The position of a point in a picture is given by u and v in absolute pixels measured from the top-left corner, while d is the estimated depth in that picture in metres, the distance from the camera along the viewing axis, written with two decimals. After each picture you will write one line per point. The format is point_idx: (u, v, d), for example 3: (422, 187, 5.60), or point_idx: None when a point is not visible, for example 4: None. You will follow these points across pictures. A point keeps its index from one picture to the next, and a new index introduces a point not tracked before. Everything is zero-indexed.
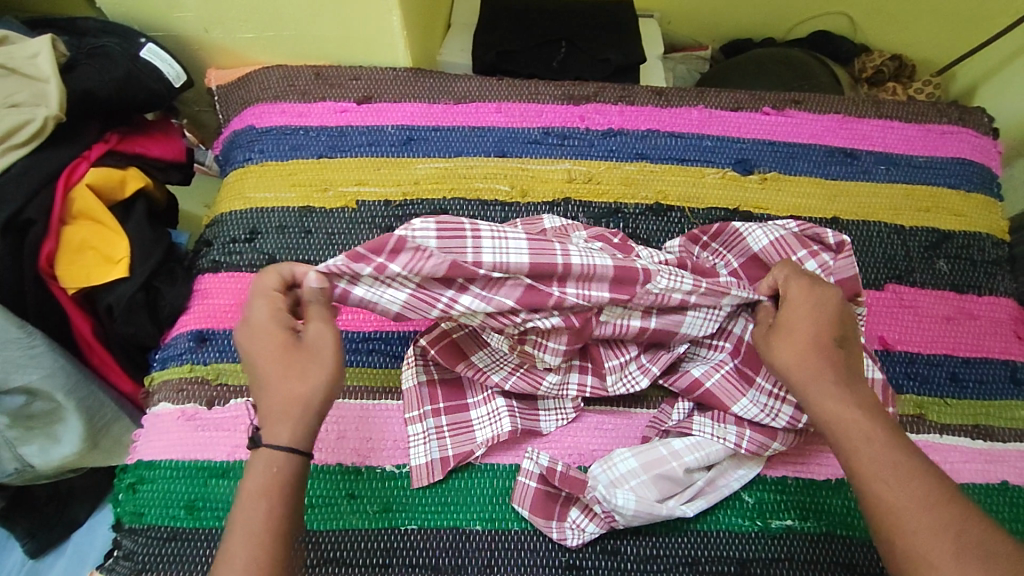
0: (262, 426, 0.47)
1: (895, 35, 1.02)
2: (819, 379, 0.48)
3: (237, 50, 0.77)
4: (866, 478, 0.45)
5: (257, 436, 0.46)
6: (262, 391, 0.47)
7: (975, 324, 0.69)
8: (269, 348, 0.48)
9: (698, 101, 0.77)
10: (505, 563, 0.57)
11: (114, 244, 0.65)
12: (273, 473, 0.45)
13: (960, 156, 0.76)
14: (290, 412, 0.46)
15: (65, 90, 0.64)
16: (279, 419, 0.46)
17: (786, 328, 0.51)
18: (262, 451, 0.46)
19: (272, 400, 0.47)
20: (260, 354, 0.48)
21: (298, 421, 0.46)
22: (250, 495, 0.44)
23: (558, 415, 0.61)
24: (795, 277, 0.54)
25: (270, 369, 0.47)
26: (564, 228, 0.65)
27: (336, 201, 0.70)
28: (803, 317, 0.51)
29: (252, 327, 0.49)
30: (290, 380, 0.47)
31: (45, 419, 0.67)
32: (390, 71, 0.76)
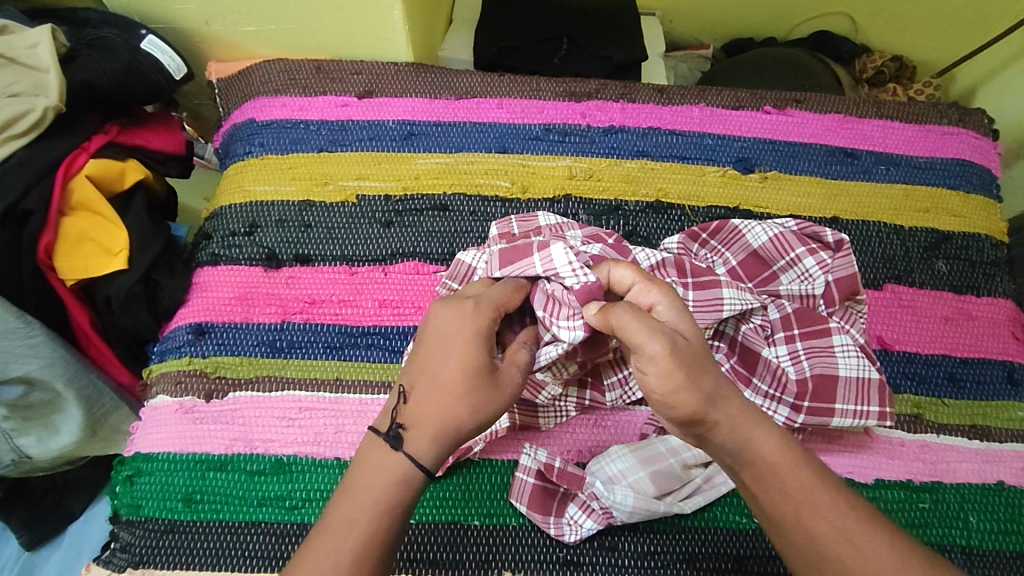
0: (405, 429, 0.44)
1: (896, 36, 1.03)
2: (727, 403, 0.44)
3: (237, 43, 0.77)
4: (804, 515, 0.42)
5: (398, 437, 0.44)
6: (428, 392, 0.45)
7: (973, 325, 0.69)
8: (474, 344, 0.46)
9: (699, 99, 0.77)
10: (503, 559, 0.57)
11: (114, 235, 0.65)
12: (395, 488, 0.43)
13: (960, 157, 0.76)
14: (439, 430, 0.44)
15: (65, 81, 0.64)
16: (427, 430, 0.44)
17: (692, 350, 0.44)
18: (396, 456, 0.43)
19: (432, 407, 0.44)
20: (445, 352, 0.46)
21: (442, 443, 0.44)
22: (370, 497, 0.42)
23: (555, 414, 0.61)
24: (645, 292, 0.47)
25: (449, 375, 0.45)
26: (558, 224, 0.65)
27: (336, 196, 0.70)
28: (688, 335, 0.45)
29: (463, 323, 0.46)
30: (461, 402, 0.44)
31: (43, 410, 0.67)
32: (391, 66, 0.76)
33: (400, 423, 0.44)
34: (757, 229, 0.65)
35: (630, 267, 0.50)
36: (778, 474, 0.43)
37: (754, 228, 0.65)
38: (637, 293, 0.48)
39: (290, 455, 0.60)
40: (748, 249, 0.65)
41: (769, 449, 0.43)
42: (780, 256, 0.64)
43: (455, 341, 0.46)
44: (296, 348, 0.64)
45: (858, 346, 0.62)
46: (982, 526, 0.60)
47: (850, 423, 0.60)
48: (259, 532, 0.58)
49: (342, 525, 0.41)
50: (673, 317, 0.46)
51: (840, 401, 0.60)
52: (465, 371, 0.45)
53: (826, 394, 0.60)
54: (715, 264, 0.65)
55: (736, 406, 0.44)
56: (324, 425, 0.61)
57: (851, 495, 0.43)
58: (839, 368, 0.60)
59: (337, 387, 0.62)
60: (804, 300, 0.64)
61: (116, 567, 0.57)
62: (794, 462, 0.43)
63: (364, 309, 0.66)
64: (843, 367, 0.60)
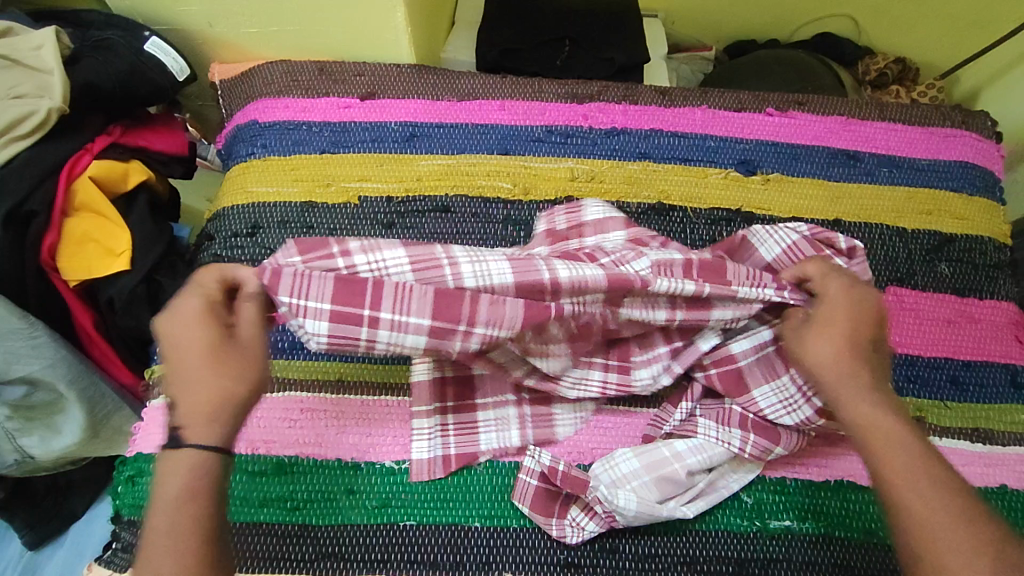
0: (182, 427, 0.47)
1: (899, 38, 1.02)
2: (854, 379, 0.50)
3: (241, 44, 0.77)
4: (881, 467, 0.47)
5: (177, 436, 0.47)
6: (186, 385, 0.48)
7: (976, 328, 0.69)
8: (196, 336, 0.48)
9: (701, 101, 0.77)
10: (503, 561, 0.57)
11: (116, 236, 0.65)
12: (194, 475, 0.46)
13: (963, 159, 0.76)
14: (209, 414, 0.47)
15: (68, 82, 0.64)
16: (200, 420, 0.47)
17: (822, 323, 0.53)
18: (184, 451, 0.46)
19: (194, 394, 0.47)
20: (185, 350, 0.48)
21: (221, 421, 0.47)
22: (172, 499, 0.45)
23: (576, 418, 0.61)
24: (833, 275, 0.55)
25: (193, 365, 0.48)
26: (602, 220, 0.66)
27: (338, 197, 0.70)
28: (835, 314, 0.53)
29: (184, 317, 0.48)
30: (221, 379, 0.48)
31: (45, 411, 0.67)
32: (394, 67, 0.76)
33: (175, 423, 0.47)
34: (768, 240, 0.63)
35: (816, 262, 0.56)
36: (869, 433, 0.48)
37: (766, 239, 0.63)
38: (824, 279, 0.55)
39: (291, 457, 0.60)
40: (761, 263, 0.63)
41: (865, 414, 0.49)
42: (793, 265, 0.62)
43: (188, 336, 0.48)
44: (298, 350, 0.64)
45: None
46: None
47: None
48: (259, 533, 0.58)
49: (156, 530, 0.44)
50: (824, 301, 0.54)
51: None
52: (203, 353, 0.48)
53: None
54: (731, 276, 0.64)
55: (863, 383, 0.50)
56: (325, 427, 0.61)
57: (931, 462, 0.47)
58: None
59: (339, 388, 0.63)
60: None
61: (117, 567, 0.57)
62: (897, 433, 0.48)
63: None
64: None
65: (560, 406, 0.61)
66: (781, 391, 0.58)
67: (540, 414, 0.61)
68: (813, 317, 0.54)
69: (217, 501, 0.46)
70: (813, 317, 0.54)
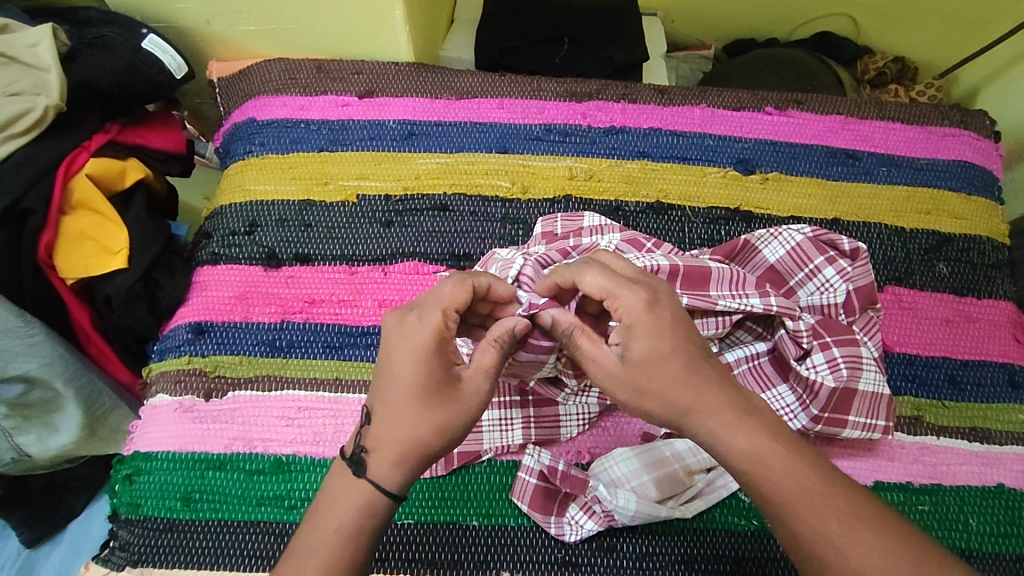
0: (368, 453, 0.45)
1: (898, 37, 1.02)
2: (715, 413, 0.45)
3: (238, 42, 0.76)
4: (788, 517, 0.42)
5: (359, 461, 0.45)
6: (388, 417, 0.45)
7: (974, 327, 0.69)
8: (424, 370, 0.46)
9: (700, 100, 0.77)
10: (501, 559, 0.57)
11: (113, 234, 0.65)
12: (361, 514, 0.44)
13: (961, 159, 0.76)
14: (398, 453, 0.45)
15: (65, 80, 0.64)
16: (389, 456, 0.45)
17: (639, 365, 0.46)
18: (361, 481, 0.44)
19: (394, 429, 0.45)
20: (397, 373, 0.46)
21: (409, 466, 0.45)
22: (335, 530, 0.43)
23: (578, 421, 0.61)
24: (633, 299, 0.48)
25: (404, 400, 0.45)
26: (599, 226, 0.67)
27: (336, 195, 0.70)
28: (644, 346, 0.46)
29: (410, 339, 0.47)
30: (420, 423, 0.45)
31: (42, 409, 0.67)
32: (392, 65, 0.76)
33: (361, 447, 0.45)
34: (772, 242, 0.65)
35: (598, 275, 0.49)
36: (757, 477, 0.43)
37: (770, 241, 0.65)
38: (609, 300, 0.49)
39: (289, 455, 0.60)
40: (763, 266, 0.65)
41: (743, 449, 0.44)
42: (798, 268, 0.64)
43: (408, 361, 0.46)
44: (295, 348, 0.64)
45: (874, 358, 0.61)
46: (982, 529, 0.60)
47: (857, 435, 0.61)
48: (257, 532, 0.58)
49: (307, 551, 0.42)
50: (629, 333, 0.47)
51: (854, 413, 0.60)
52: (415, 387, 0.45)
53: (844, 406, 0.60)
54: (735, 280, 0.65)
55: (713, 410, 0.45)
56: (323, 425, 0.61)
57: (835, 492, 0.42)
58: (860, 382, 0.60)
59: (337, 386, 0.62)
60: (825, 312, 0.63)
61: (115, 565, 0.57)
62: (783, 460, 0.43)
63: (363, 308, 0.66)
64: (864, 381, 0.60)
65: (565, 406, 0.61)
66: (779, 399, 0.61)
67: (545, 416, 0.61)
68: (628, 358, 0.47)
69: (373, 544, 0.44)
70: (631, 361, 0.47)
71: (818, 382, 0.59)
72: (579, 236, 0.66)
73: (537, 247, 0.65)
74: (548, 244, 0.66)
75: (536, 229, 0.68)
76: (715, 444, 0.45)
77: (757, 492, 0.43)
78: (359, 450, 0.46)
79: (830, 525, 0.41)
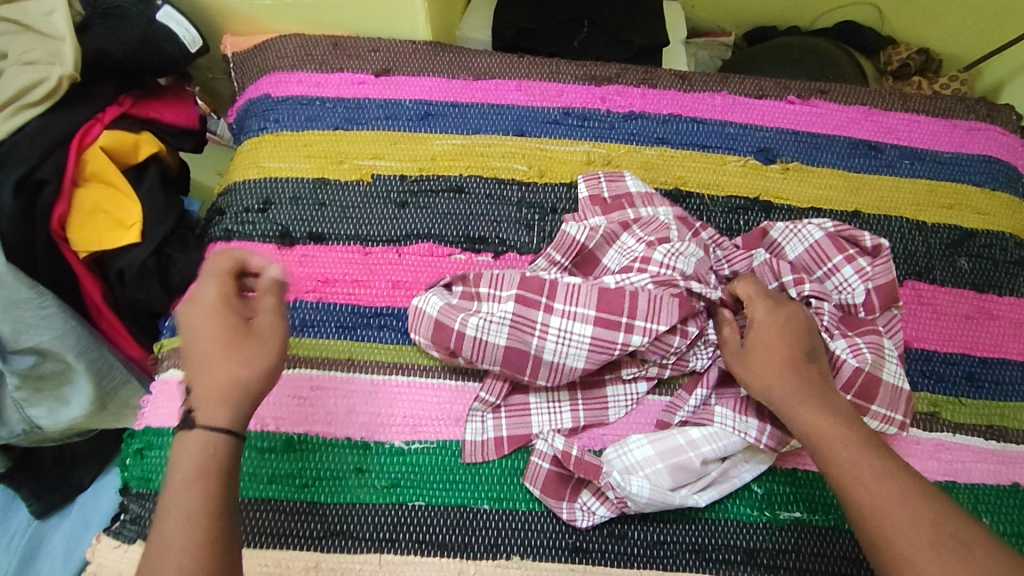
0: (193, 410, 0.46)
1: (923, 29, 1.00)
2: (791, 393, 0.52)
3: (254, 17, 0.75)
4: (841, 472, 0.47)
5: (188, 417, 0.46)
6: (202, 368, 0.47)
7: (994, 324, 0.68)
8: (211, 327, 0.48)
9: (721, 86, 0.76)
10: (511, 543, 0.57)
11: (127, 208, 0.65)
12: (204, 455, 0.45)
13: (986, 153, 0.75)
14: (224, 395, 0.46)
15: (80, 49, 0.63)
16: (210, 400, 0.46)
17: (761, 349, 0.54)
18: (193, 434, 0.45)
19: (206, 379, 0.46)
20: (194, 339, 0.48)
21: (235, 405, 0.46)
22: (182, 482, 0.43)
23: (627, 401, 0.61)
24: (758, 297, 0.57)
25: (211, 352, 0.47)
26: (649, 194, 0.68)
27: (351, 173, 0.70)
28: (765, 334, 0.55)
29: (195, 307, 0.49)
30: (230, 361, 0.47)
31: (54, 381, 0.67)
32: (410, 44, 0.74)
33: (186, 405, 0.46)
34: (792, 239, 0.65)
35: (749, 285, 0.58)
36: (815, 439, 0.49)
37: (791, 237, 0.65)
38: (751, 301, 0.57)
39: (300, 434, 0.60)
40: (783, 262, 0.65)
41: (808, 420, 0.50)
42: (815, 265, 0.64)
43: (199, 322, 0.48)
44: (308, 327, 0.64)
45: (896, 352, 0.61)
46: (995, 527, 0.60)
47: (875, 425, 0.59)
48: (267, 509, 0.57)
49: (171, 513, 0.43)
50: (758, 328, 0.55)
51: (877, 402, 0.59)
52: (216, 339, 0.47)
53: (868, 391, 0.59)
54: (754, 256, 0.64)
55: (802, 393, 0.51)
56: (335, 406, 0.61)
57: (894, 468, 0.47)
58: (883, 372, 0.59)
59: (350, 366, 0.62)
60: (845, 309, 0.63)
61: (125, 538, 0.57)
62: (844, 433, 0.49)
63: (376, 289, 0.65)
64: (887, 371, 0.59)
65: (613, 386, 0.61)
66: None
67: (591, 398, 0.61)
68: (748, 344, 0.56)
69: (228, 477, 0.45)
70: (748, 345, 0.55)
71: (841, 360, 0.58)
72: (635, 209, 0.66)
73: (598, 220, 0.66)
74: (606, 215, 0.67)
75: (583, 193, 0.68)
76: (786, 413, 0.51)
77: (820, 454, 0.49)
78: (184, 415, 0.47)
79: (872, 494, 0.45)
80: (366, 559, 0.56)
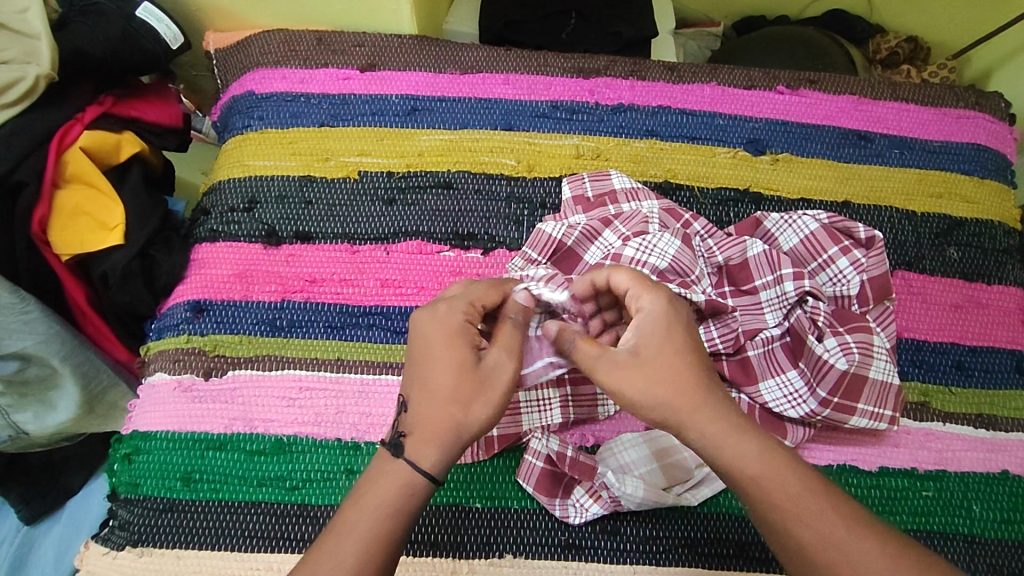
0: (406, 436, 0.47)
1: (911, 16, 1.00)
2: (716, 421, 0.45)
3: (235, 12, 0.74)
4: (792, 525, 0.42)
5: (398, 444, 0.47)
6: (424, 393, 0.48)
7: (983, 313, 0.68)
8: (450, 356, 0.48)
9: (710, 78, 0.75)
10: (504, 542, 0.56)
11: (109, 210, 0.64)
12: (402, 493, 0.45)
13: (975, 141, 0.74)
14: (437, 434, 0.46)
15: (57, 47, 0.61)
16: (424, 437, 0.46)
17: (649, 357, 0.46)
18: (399, 461, 0.46)
19: (428, 410, 0.47)
20: (432, 351, 0.49)
21: (443, 445, 0.46)
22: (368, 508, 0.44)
23: None
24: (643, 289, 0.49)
25: (439, 372, 0.48)
26: (634, 189, 0.67)
27: (337, 170, 0.69)
28: (655, 340, 0.47)
29: (438, 324, 0.49)
30: (453, 405, 0.47)
31: (39, 386, 0.66)
32: (395, 38, 0.73)
33: (400, 432, 0.47)
34: (787, 230, 0.65)
35: (627, 274, 0.50)
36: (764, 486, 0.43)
37: (785, 229, 0.65)
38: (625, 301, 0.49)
39: (290, 435, 0.59)
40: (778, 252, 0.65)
41: (754, 459, 0.44)
42: (812, 255, 0.64)
43: (437, 347, 0.49)
44: (296, 328, 0.63)
45: (886, 348, 0.61)
46: (986, 515, 0.60)
47: (864, 423, 0.60)
48: (259, 512, 0.57)
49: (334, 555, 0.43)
50: (642, 327, 0.47)
51: (863, 401, 0.59)
52: (453, 373, 0.47)
53: (854, 392, 0.59)
54: (746, 245, 0.63)
55: (716, 414, 0.45)
56: (324, 406, 0.60)
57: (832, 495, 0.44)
58: (870, 370, 0.59)
59: (339, 366, 0.62)
60: (839, 302, 0.63)
61: (114, 545, 0.57)
62: (780, 471, 0.44)
63: (365, 288, 0.64)
64: (874, 369, 0.59)
65: (602, 384, 0.61)
66: (784, 385, 0.60)
67: (583, 395, 0.61)
68: (637, 353, 0.47)
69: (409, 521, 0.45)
70: (637, 357, 0.47)
71: (829, 363, 0.59)
72: (619, 204, 0.66)
73: (577, 218, 0.66)
74: (587, 213, 0.66)
75: (566, 193, 0.67)
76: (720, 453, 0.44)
77: (762, 499, 0.43)
78: (396, 433, 0.48)
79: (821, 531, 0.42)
80: None
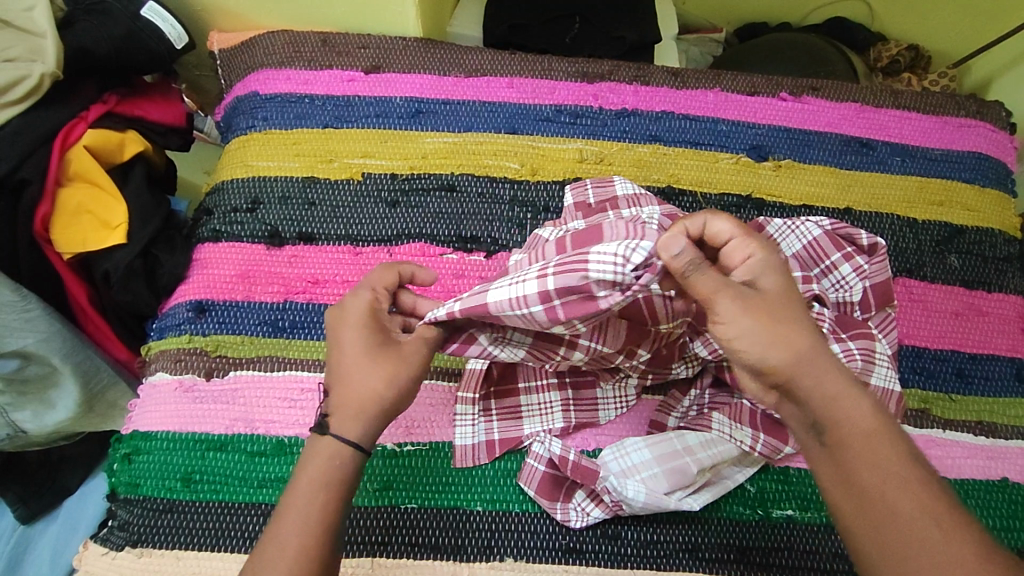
0: (330, 416, 0.47)
1: (913, 24, 1.00)
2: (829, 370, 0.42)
3: (241, 12, 0.74)
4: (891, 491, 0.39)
5: (324, 423, 0.47)
6: (339, 379, 0.48)
7: (983, 321, 0.68)
8: (360, 338, 0.49)
9: (714, 83, 0.75)
10: (504, 545, 0.56)
11: (112, 209, 0.64)
12: (331, 464, 0.46)
13: (976, 150, 0.75)
14: (358, 408, 0.47)
15: (62, 46, 0.61)
16: (348, 414, 0.47)
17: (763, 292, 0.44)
18: (329, 438, 0.47)
19: (347, 392, 0.48)
20: (343, 336, 0.50)
21: (368, 420, 0.47)
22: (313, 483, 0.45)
23: (618, 403, 0.61)
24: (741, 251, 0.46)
25: (349, 360, 0.49)
26: (635, 195, 0.66)
27: (341, 172, 0.69)
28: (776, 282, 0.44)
29: (349, 312, 0.50)
30: (373, 380, 0.48)
31: (39, 385, 0.66)
32: (400, 40, 0.74)
33: (324, 412, 0.48)
34: (790, 236, 0.63)
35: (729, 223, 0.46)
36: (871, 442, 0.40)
37: (788, 235, 0.63)
38: (732, 248, 0.45)
39: (291, 437, 0.59)
40: None
41: (865, 416, 0.41)
42: (815, 261, 0.63)
43: (349, 328, 0.50)
44: (298, 329, 0.63)
45: (888, 354, 0.61)
46: (986, 522, 0.60)
47: None
48: (258, 513, 0.57)
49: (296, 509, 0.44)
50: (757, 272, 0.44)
51: None
52: (363, 355, 0.49)
53: None
54: None
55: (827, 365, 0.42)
56: None
57: None
58: (871, 377, 0.59)
59: None
60: (841, 308, 0.64)
61: (113, 545, 0.57)
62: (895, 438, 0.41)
63: None
64: (875, 376, 0.59)
65: (602, 387, 0.61)
66: None
67: (584, 399, 0.61)
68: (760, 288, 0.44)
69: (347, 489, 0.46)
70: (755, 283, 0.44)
71: None
72: (620, 208, 0.64)
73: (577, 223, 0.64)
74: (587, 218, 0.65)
75: (568, 200, 0.67)
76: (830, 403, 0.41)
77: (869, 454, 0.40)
78: (319, 416, 0.48)
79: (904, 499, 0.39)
80: (359, 563, 0.55)
